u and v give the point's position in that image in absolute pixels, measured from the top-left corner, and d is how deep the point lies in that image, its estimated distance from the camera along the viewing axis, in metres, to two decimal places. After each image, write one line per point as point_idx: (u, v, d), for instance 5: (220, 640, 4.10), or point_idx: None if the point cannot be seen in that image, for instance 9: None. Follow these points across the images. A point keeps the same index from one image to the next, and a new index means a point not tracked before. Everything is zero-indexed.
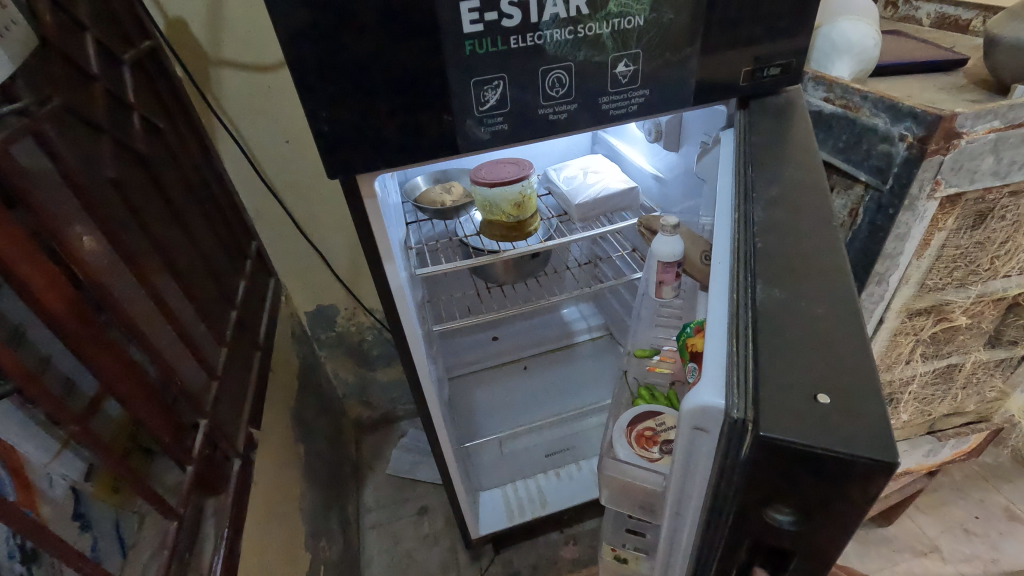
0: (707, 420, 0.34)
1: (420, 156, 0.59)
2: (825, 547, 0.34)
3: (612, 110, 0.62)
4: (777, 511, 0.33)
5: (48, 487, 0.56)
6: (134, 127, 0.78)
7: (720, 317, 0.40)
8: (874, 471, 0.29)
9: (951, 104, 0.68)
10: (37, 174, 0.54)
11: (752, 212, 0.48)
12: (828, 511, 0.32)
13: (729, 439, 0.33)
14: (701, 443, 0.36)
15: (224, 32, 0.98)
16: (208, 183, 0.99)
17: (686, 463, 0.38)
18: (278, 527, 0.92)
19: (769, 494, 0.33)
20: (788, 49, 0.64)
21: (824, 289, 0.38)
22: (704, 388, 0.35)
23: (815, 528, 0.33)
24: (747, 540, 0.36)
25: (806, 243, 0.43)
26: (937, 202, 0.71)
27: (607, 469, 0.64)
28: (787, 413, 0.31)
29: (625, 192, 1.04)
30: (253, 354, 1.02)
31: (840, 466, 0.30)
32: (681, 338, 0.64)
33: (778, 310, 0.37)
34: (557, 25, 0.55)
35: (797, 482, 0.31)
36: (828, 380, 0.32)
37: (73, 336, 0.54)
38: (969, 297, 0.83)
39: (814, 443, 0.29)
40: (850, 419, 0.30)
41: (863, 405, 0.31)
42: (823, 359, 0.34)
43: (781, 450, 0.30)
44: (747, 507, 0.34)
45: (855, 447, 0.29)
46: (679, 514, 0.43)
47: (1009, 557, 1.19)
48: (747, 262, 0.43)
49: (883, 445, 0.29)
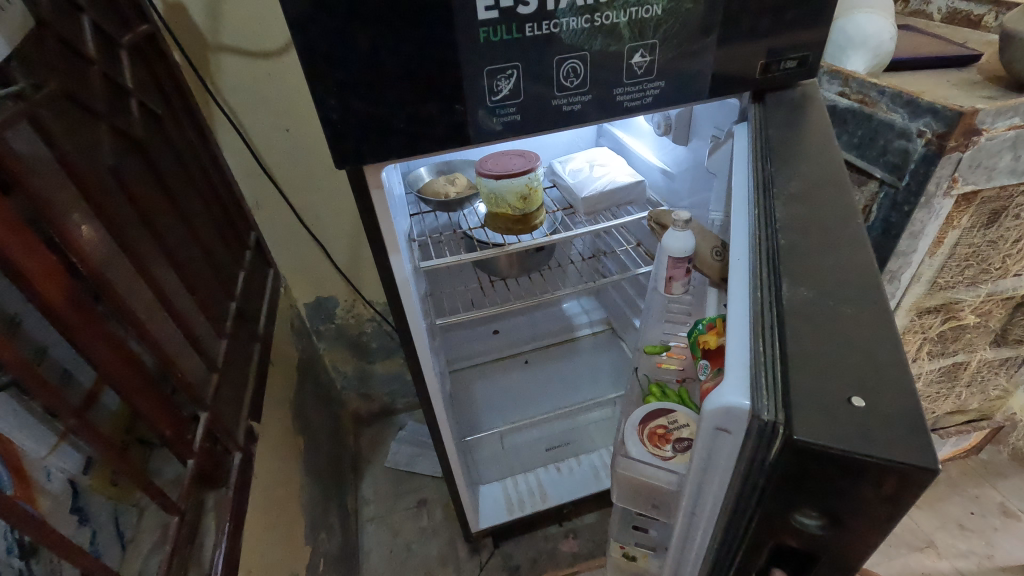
0: (730, 420, 0.34)
1: (431, 147, 0.57)
2: (850, 551, 0.34)
3: (626, 102, 0.61)
4: (805, 515, 0.33)
5: (45, 480, 0.55)
6: (133, 114, 0.76)
7: (743, 316, 0.39)
8: (907, 474, 0.29)
9: (970, 99, 0.67)
10: (35, 160, 0.52)
11: (773, 209, 0.47)
12: (858, 515, 0.32)
13: (756, 442, 0.32)
14: (721, 444, 0.36)
15: (225, 16, 0.96)
16: (207, 172, 0.97)
17: (705, 463, 0.38)
18: (279, 520, 0.91)
19: (795, 497, 0.32)
20: (804, 42, 0.63)
21: (853, 288, 0.38)
22: (728, 388, 0.34)
23: (840, 532, 0.33)
24: (770, 542, 0.35)
25: (830, 240, 0.42)
26: (953, 199, 0.71)
27: (619, 467, 0.64)
28: (820, 415, 0.30)
29: (632, 185, 1.03)
30: (253, 345, 1.01)
31: (871, 469, 0.29)
32: (692, 334, 0.62)
33: (804, 308, 0.37)
34: (574, 13, 0.54)
35: (826, 487, 0.31)
36: (859, 381, 0.32)
37: (73, 327, 0.52)
38: (979, 296, 0.84)
39: (848, 448, 0.29)
40: (886, 423, 0.30)
41: (897, 408, 0.31)
42: (856, 361, 0.33)
43: (814, 455, 0.30)
44: (773, 510, 0.33)
45: (890, 452, 0.29)
46: (694, 514, 0.42)
47: (1004, 553, 1.21)
48: (770, 258, 0.42)
49: (919, 451, 0.29)
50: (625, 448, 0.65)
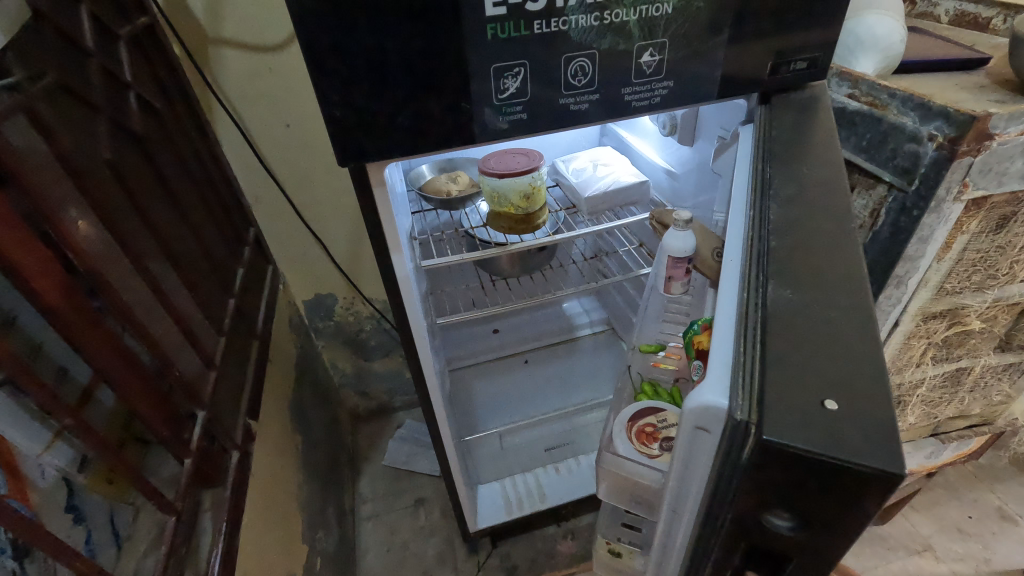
0: (709, 419, 0.34)
1: (435, 145, 0.56)
2: (824, 555, 0.33)
3: (635, 102, 0.60)
4: (776, 515, 0.32)
5: (39, 477, 0.54)
6: (131, 107, 0.75)
7: (728, 317, 0.39)
8: (875, 480, 0.28)
9: (981, 102, 0.66)
10: (30, 153, 0.51)
11: (768, 210, 0.47)
12: (832, 521, 0.31)
13: (729, 439, 0.32)
14: (701, 442, 0.36)
15: (225, 10, 0.95)
16: (206, 167, 0.96)
17: (685, 461, 0.38)
18: (276, 519, 0.90)
19: (768, 499, 0.32)
20: (816, 42, 0.62)
21: (839, 291, 0.37)
22: (707, 386, 0.34)
23: (813, 535, 0.32)
24: (744, 542, 0.35)
25: (821, 243, 0.41)
26: (963, 204, 0.70)
27: (604, 463, 0.63)
28: (792, 416, 0.30)
29: (635, 186, 1.02)
30: (251, 343, 1.00)
31: (841, 473, 0.28)
32: (687, 334, 0.61)
33: (790, 310, 0.36)
34: (583, 10, 0.53)
35: (798, 490, 0.30)
36: (834, 384, 0.31)
37: (69, 325, 0.51)
38: (986, 302, 0.83)
39: (820, 450, 0.28)
40: (862, 427, 0.29)
41: (875, 413, 0.30)
42: (836, 365, 0.32)
43: (783, 455, 0.29)
44: (743, 510, 0.33)
45: (860, 455, 0.28)
46: (676, 512, 0.42)
47: (1001, 556, 1.20)
48: (759, 260, 0.42)
49: (889, 455, 0.28)
50: (612, 445, 0.64)
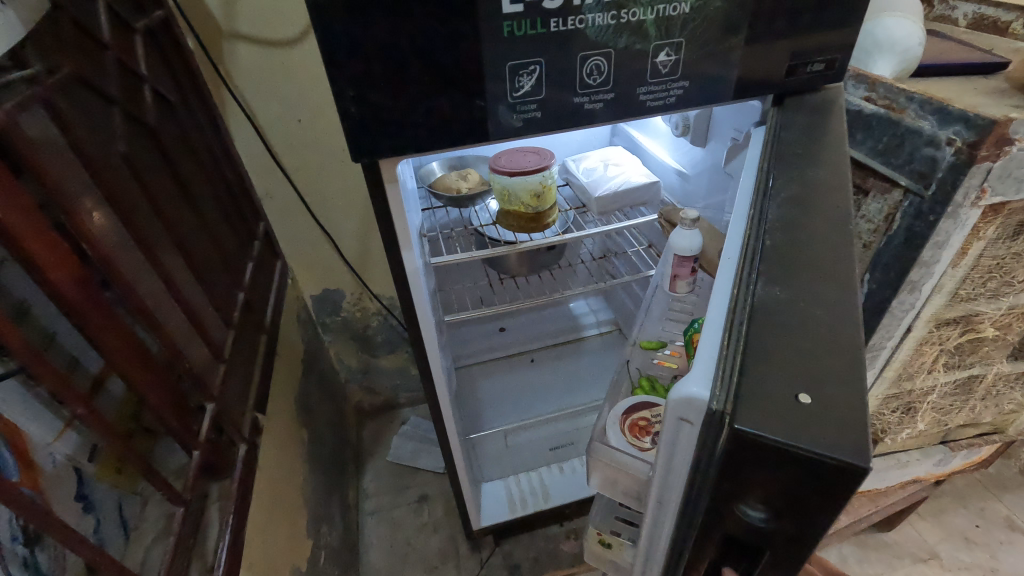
0: (691, 411, 0.34)
1: (448, 142, 0.56)
2: (797, 549, 0.33)
3: (649, 101, 0.60)
4: (749, 505, 0.32)
5: (49, 465, 0.53)
6: (146, 100, 0.75)
7: (718, 312, 0.39)
8: (841, 472, 0.28)
9: (997, 107, 0.65)
10: (48, 143, 0.51)
11: (767, 209, 0.46)
12: (804, 515, 0.31)
13: (706, 429, 0.32)
14: (684, 434, 0.36)
15: (240, 4, 0.95)
16: (218, 161, 0.96)
17: (670, 452, 0.38)
18: (281, 513, 0.91)
19: (741, 489, 0.31)
20: (836, 43, 0.61)
21: (828, 289, 0.37)
22: (692, 378, 0.34)
23: (785, 525, 0.32)
24: (717, 532, 0.35)
25: (816, 242, 0.41)
26: (981, 210, 0.69)
27: (596, 454, 0.63)
28: (764, 408, 0.30)
29: (646, 186, 1.01)
30: (259, 336, 1.00)
31: (807, 465, 0.28)
32: (688, 333, 0.62)
33: (778, 307, 0.36)
34: (600, 9, 0.53)
35: (769, 482, 0.30)
36: (810, 379, 0.31)
37: (81, 314, 0.52)
38: (1000, 309, 0.83)
39: (790, 442, 0.28)
40: (834, 421, 0.29)
41: (850, 408, 0.29)
42: (815, 362, 0.32)
43: (754, 445, 0.29)
44: (716, 501, 0.33)
45: (829, 449, 0.28)
46: (661, 504, 0.42)
47: (1008, 566, 1.19)
48: (753, 258, 0.42)
49: (856, 448, 0.28)
50: (605, 437, 0.65)
